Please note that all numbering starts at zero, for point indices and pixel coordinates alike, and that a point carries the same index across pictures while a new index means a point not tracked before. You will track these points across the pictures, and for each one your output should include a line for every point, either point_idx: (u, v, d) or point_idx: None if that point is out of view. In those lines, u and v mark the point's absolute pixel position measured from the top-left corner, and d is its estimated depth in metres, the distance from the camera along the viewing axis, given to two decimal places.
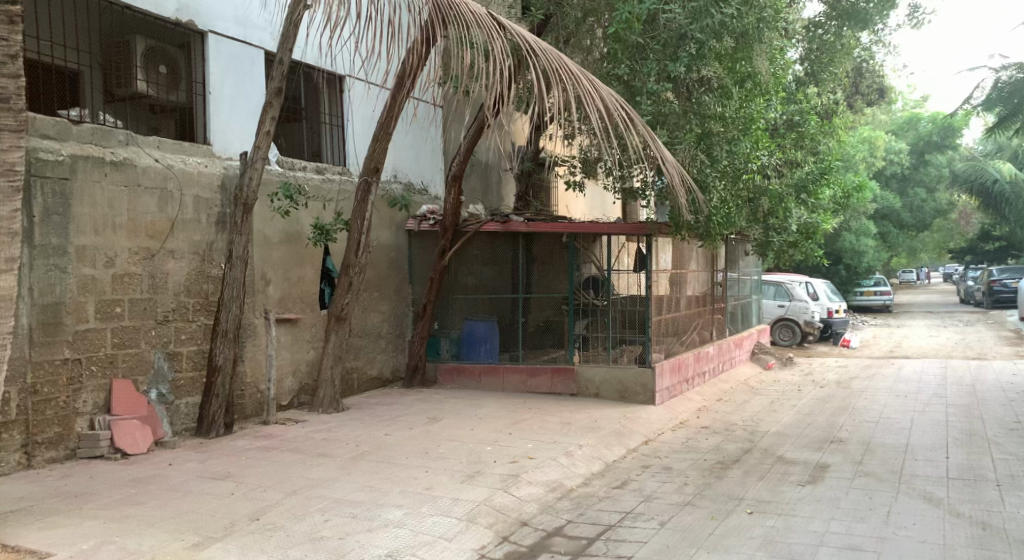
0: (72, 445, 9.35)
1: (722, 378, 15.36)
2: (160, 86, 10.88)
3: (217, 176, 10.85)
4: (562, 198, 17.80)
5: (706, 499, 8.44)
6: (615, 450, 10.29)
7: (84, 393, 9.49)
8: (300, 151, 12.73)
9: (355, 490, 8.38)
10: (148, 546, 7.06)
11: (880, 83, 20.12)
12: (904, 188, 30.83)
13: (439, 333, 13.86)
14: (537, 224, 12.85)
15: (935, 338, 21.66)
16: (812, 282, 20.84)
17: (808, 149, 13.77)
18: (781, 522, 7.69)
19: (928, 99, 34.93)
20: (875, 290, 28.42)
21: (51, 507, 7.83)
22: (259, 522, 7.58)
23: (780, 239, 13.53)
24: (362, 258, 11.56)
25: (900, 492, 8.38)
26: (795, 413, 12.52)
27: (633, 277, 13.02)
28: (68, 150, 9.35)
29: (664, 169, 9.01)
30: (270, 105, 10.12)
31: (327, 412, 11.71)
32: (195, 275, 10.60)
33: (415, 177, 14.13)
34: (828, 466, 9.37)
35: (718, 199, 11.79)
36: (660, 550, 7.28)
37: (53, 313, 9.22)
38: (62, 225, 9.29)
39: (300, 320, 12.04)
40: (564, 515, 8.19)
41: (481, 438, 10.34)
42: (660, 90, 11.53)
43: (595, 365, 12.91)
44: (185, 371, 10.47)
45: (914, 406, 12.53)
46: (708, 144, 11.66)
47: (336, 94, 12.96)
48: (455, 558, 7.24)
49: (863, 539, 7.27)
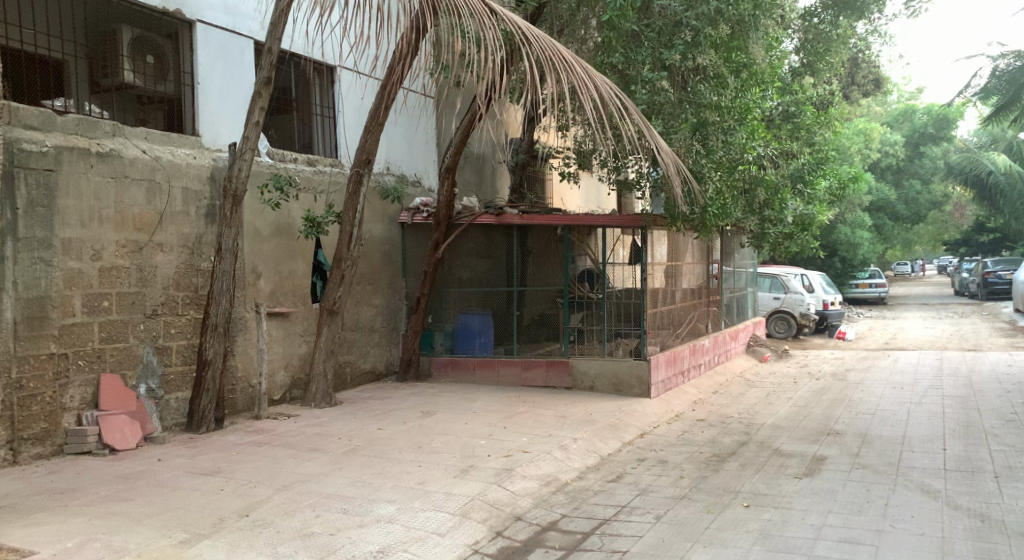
0: (59, 441, 9.22)
1: (717, 370, 15.26)
2: (148, 77, 10.75)
3: (207, 167, 10.70)
4: (557, 190, 17.71)
5: (702, 492, 8.33)
6: (610, 443, 10.19)
7: (71, 388, 9.35)
8: (292, 144, 12.64)
9: (347, 485, 8.26)
10: (135, 543, 6.93)
11: (876, 74, 20.04)
12: (899, 179, 30.78)
13: (433, 327, 13.68)
14: (531, 216, 12.71)
15: (930, 330, 21.59)
16: (808, 274, 20.71)
17: (804, 140, 13.69)
18: (778, 515, 7.58)
19: (923, 91, 34.76)
20: (870, 282, 28.31)
21: (37, 504, 7.70)
22: (248, 518, 7.46)
23: (776, 231, 13.16)
24: (354, 251, 11.44)
25: (897, 484, 8.28)
26: (792, 405, 12.42)
27: (628, 269, 12.97)
28: (53, 141, 9.21)
29: (659, 159, 8.70)
30: (260, 94, 9.97)
31: (320, 407, 11.57)
32: (184, 269, 10.46)
33: (408, 169, 14.00)
34: (825, 458, 9.27)
35: (716, 189, 11.62)
36: (655, 544, 7.16)
37: (39, 306, 9.08)
38: (48, 217, 9.16)
39: (292, 314, 11.91)
40: (558, 510, 8.08)
41: (475, 431, 10.23)
42: (654, 79, 11.43)
43: (589, 358, 12.80)
44: (175, 366, 10.33)
45: (911, 398, 12.44)
46: (703, 134, 11.58)
47: (327, 85, 12.80)
48: (448, 554, 7.11)
49: (861, 532, 7.17)
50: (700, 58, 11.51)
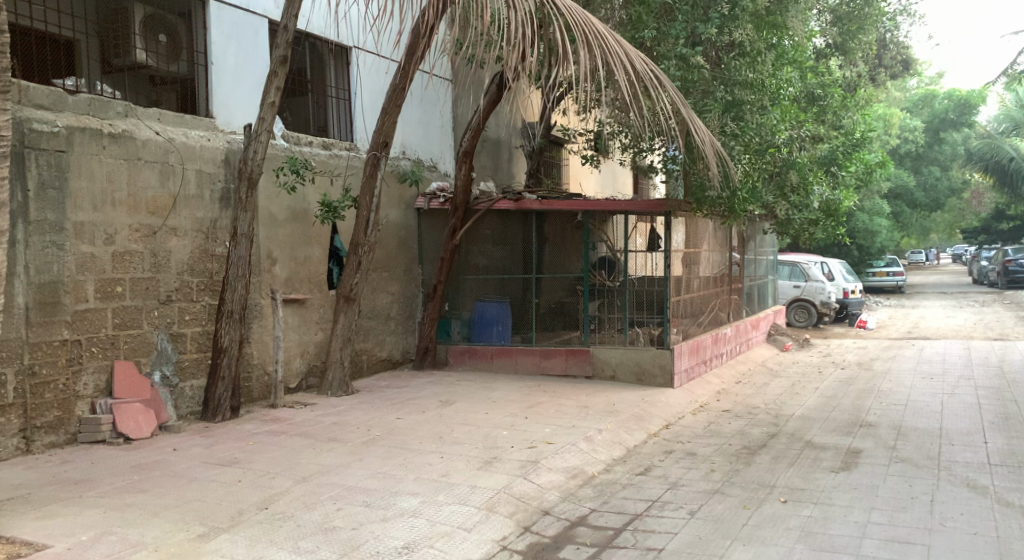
0: (73, 429, 8.99)
1: (739, 360, 14.93)
2: (161, 56, 10.46)
3: (221, 150, 10.42)
4: (574, 173, 17.25)
5: (736, 486, 8.04)
6: (636, 434, 9.90)
7: (85, 375, 9.11)
8: (306, 127, 12.20)
9: (368, 477, 7.99)
10: (151, 537, 6.67)
11: (903, 54, 19.69)
12: (918, 166, 30.33)
13: (450, 314, 13.39)
14: (550, 201, 12.37)
15: (952, 319, 21.21)
16: (829, 263, 20.12)
17: (831, 124, 13.39)
18: (819, 512, 7.30)
19: (943, 76, 34.24)
20: (887, 271, 27.79)
21: (50, 495, 7.46)
22: (268, 511, 7.20)
23: (801, 216, 12.81)
24: (371, 237, 11.13)
25: (940, 479, 8.00)
26: (819, 395, 12.10)
27: (649, 256, 12.79)
28: (64, 121, 8.94)
29: (699, 141, 9.31)
30: (275, 74, 9.67)
31: (337, 394, 11.33)
32: (199, 254, 10.20)
33: (424, 154, 13.67)
34: (861, 452, 8.97)
35: (744, 171, 11.28)
36: (691, 542, 6.89)
37: (51, 291, 8.83)
38: (59, 200, 8.89)
39: (308, 301, 11.65)
40: (587, 504, 7.81)
41: (495, 422, 9.95)
42: (691, 54, 11.18)
43: (609, 347, 12.44)
44: (190, 353, 10.09)
45: (942, 388, 12.13)
46: (737, 113, 11.27)
47: (342, 66, 12.52)
48: (476, 551, 6.84)
49: (910, 531, 6.87)
50: (737, 32, 11.29)
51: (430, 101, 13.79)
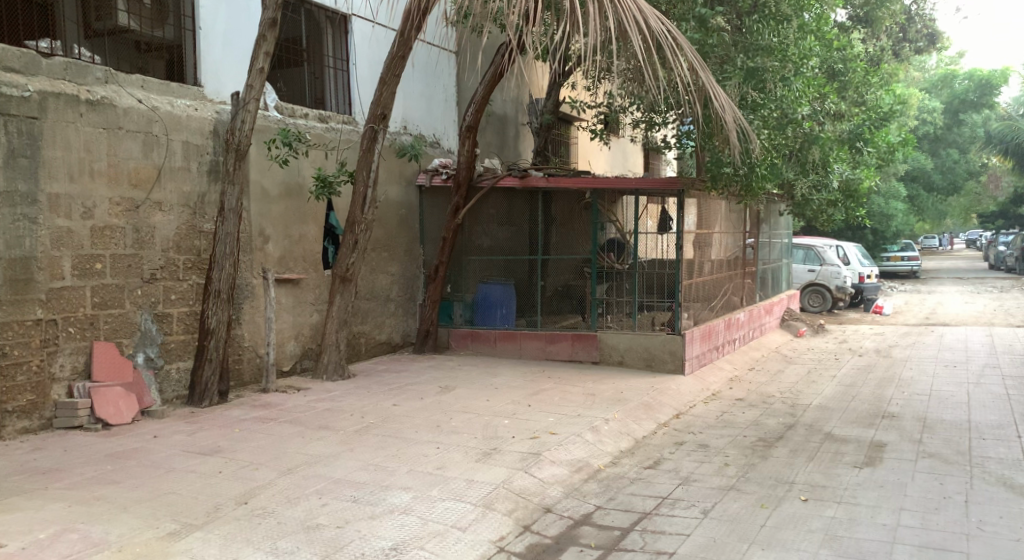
0: (48, 414, 8.47)
1: (752, 346, 14.32)
2: (145, 19, 9.90)
3: (208, 120, 9.85)
4: (585, 152, 16.72)
5: (752, 482, 7.47)
6: (644, 425, 9.32)
7: (61, 357, 8.59)
8: (303, 98, 11.70)
9: (357, 469, 7.45)
10: (117, 535, 6.15)
11: (928, 28, 19.23)
12: (936, 148, 29.50)
13: (452, 297, 12.84)
14: (558, 179, 11.73)
15: (972, 305, 20.51)
16: (844, 245, 19.48)
17: (852, 100, 12.72)
18: (843, 513, 6.75)
19: (963, 55, 33.45)
20: (903, 255, 26.83)
21: (14, 486, 6.94)
22: (246, 507, 6.66)
23: (821, 198, 12.18)
24: (368, 214, 10.54)
25: (973, 477, 7.43)
26: (837, 384, 11.52)
27: (660, 238, 12.07)
28: (36, 86, 8.38)
29: (721, 110, 8.68)
30: (264, 38, 9.14)
31: (332, 379, 10.77)
32: (185, 230, 9.65)
33: (427, 129, 13.09)
34: (885, 445, 8.40)
35: (763, 147, 10.61)
36: (706, 545, 6.35)
37: (22, 269, 8.29)
38: (31, 169, 8.35)
39: (303, 281, 11.10)
40: (592, 501, 7.26)
41: (496, 410, 9.38)
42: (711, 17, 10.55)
43: (619, 332, 11.78)
44: (176, 334, 9.56)
45: (968, 377, 11.52)
46: (758, 80, 10.66)
47: (340, 35, 11.84)
48: (470, 554, 6.30)
49: (944, 536, 6.33)
50: None
51: (433, 73, 13.19)
